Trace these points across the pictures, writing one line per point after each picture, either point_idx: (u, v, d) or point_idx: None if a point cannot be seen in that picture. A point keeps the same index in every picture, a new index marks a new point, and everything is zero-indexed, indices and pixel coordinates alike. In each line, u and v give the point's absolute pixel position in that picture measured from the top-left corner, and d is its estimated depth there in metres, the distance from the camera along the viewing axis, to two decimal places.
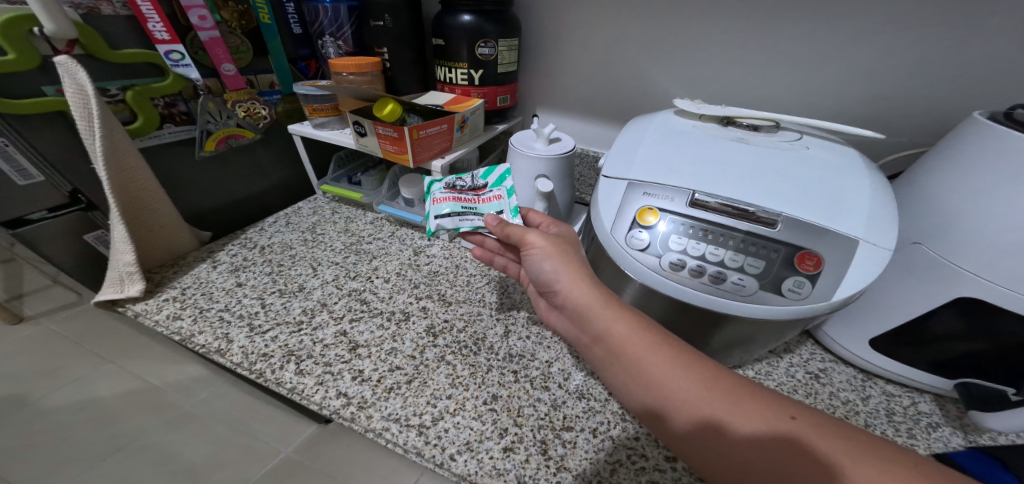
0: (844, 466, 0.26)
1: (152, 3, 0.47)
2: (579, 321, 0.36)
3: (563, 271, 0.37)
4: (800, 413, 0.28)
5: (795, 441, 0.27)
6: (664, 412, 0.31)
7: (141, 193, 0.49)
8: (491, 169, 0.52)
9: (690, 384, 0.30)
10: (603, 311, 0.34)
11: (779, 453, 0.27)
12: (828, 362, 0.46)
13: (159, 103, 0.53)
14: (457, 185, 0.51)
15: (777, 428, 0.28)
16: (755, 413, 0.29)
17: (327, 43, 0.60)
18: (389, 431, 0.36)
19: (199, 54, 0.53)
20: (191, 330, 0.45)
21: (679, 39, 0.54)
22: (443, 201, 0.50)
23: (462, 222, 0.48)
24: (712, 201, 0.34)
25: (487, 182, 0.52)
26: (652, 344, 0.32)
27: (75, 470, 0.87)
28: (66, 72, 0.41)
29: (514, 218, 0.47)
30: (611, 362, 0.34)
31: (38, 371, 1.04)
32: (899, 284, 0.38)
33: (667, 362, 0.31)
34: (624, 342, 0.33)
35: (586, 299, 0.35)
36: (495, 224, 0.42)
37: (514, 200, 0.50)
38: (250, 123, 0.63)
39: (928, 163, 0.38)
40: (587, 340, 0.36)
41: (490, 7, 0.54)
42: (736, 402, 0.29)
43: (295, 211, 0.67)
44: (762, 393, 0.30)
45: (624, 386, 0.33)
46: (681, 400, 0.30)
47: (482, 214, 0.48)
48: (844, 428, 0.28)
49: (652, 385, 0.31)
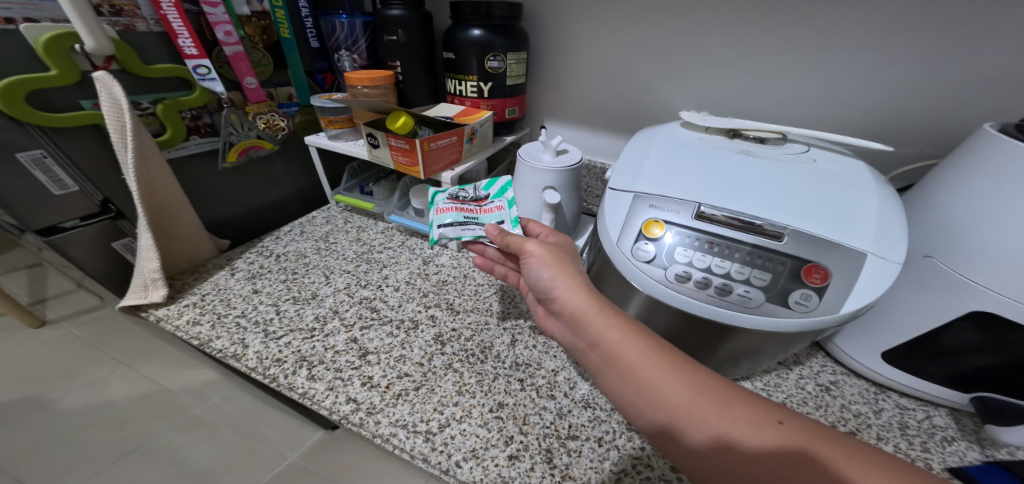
0: (832, 466, 0.26)
1: (182, 19, 0.50)
2: (575, 328, 0.36)
3: (560, 279, 0.37)
4: (788, 416, 0.28)
5: (782, 445, 0.27)
6: (657, 418, 0.30)
7: (169, 202, 0.52)
8: (492, 181, 0.54)
9: (682, 389, 0.30)
10: (598, 318, 0.34)
11: (767, 458, 0.27)
12: (839, 374, 0.45)
13: (186, 116, 0.55)
14: (460, 195, 0.53)
15: (767, 431, 0.28)
16: (743, 418, 0.28)
17: (343, 57, 0.63)
18: (397, 437, 0.37)
19: (223, 68, 0.56)
20: (209, 335, 0.47)
21: (684, 52, 0.55)
22: (446, 211, 0.50)
23: (464, 231, 0.48)
24: (719, 214, 0.34)
25: (488, 193, 0.53)
26: (644, 349, 0.32)
27: (88, 471, 0.89)
28: (104, 87, 0.44)
29: (514, 228, 0.48)
30: (604, 368, 0.33)
31: (57, 373, 1.08)
32: (910, 296, 0.38)
33: (659, 367, 0.31)
34: (619, 348, 0.32)
35: (582, 307, 0.35)
36: (496, 233, 0.43)
37: (514, 210, 0.50)
38: (270, 135, 0.65)
39: (940, 176, 0.37)
40: (582, 346, 0.35)
41: (499, 22, 0.55)
42: (726, 407, 0.29)
43: (309, 220, 0.69)
44: (750, 397, 0.30)
45: (617, 392, 0.33)
46: (673, 404, 0.30)
47: (484, 223, 0.49)
48: (831, 430, 0.28)
49: (644, 390, 0.31)
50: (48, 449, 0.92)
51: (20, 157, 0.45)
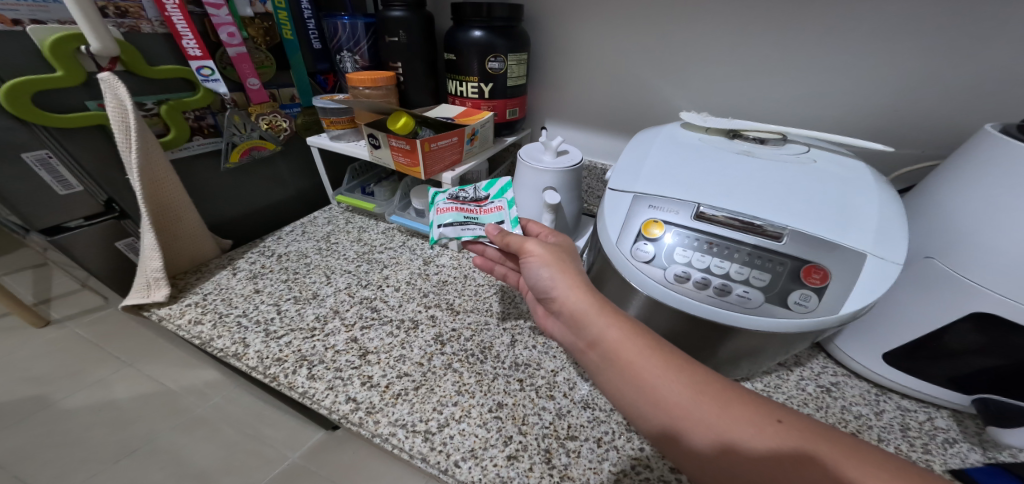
0: (831, 465, 0.26)
1: (186, 20, 0.50)
2: (575, 327, 0.36)
3: (560, 278, 0.37)
4: (787, 415, 0.28)
5: (782, 444, 0.27)
6: (657, 418, 0.30)
7: (172, 203, 0.52)
8: (492, 182, 0.54)
9: (681, 388, 0.30)
10: (597, 318, 0.34)
11: (767, 457, 0.27)
12: (840, 376, 0.45)
13: (190, 117, 0.56)
14: (460, 196, 0.53)
15: (766, 430, 0.28)
16: (743, 417, 0.28)
17: (345, 58, 0.64)
18: (396, 436, 0.37)
19: (227, 69, 0.57)
20: (210, 335, 0.47)
21: (685, 53, 0.55)
22: (446, 211, 0.51)
23: (464, 231, 0.48)
24: (719, 214, 0.34)
25: (488, 194, 0.53)
26: (643, 348, 0.32)
27: (90, 470, 0.89)
28: (109, 88, 0.44)
29: (514, 228, 0.48)
30: (604, 368, 0.33)
31: (60, 373, 1.08)
32: (911, 297, 0.38)
33: (658, 366, 0.31)
34: (618, 347, 0.32)
35: (581, 306, 0.35)
36: (496, 233, 0.43)
37: (514, 210, 0.50)
38: (272, 135, 0.66)
39: (942, 177, 0.37)
40: (581, 345, 0.35)
41: (500, 23, 0.55)
42: (726, 406, 0.29)
43: (311, 221, 0.69)
44: (749, 397, 0.30)
45: (616, 391, 0.33)
46: (672, 404, 0.30)
47: (484, 223, 0.49)
48: (829, 429, 0.28)
49: (643, 389, 0.31)
50: (51, 448, 0.93)
51: (25, 157, 0.46)
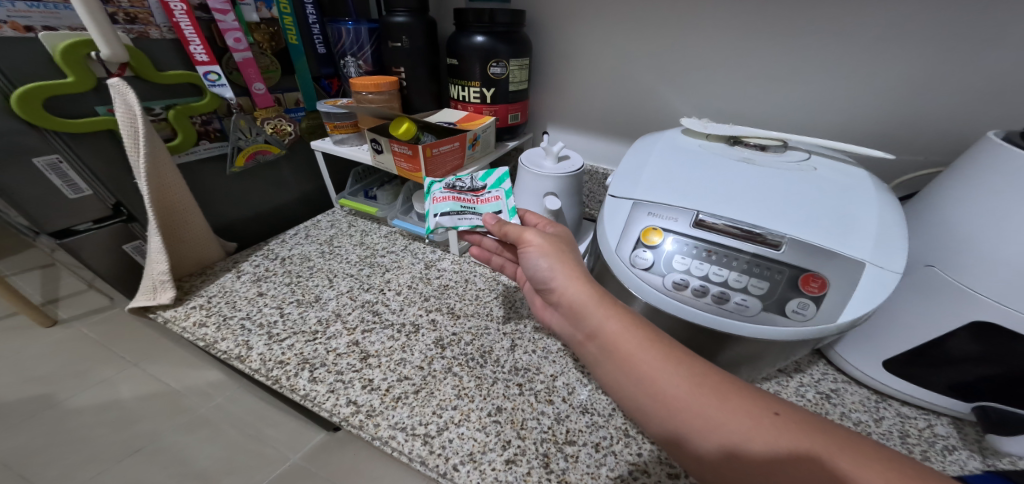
0: (826, 456, 0.26)
1: (194, 26, 0.51)
2: (574, 319, 0.36)
3: (559, 269, 0.37)
4: (786, 409, 0.28)
5: (780, 437, 0.27)
6: (655, 410, 0.30)
7: (178, 207, 0.53)
8: (489, 172, 0.54)
9: (680, 380, 0.30)
10: (596, 309, 0.34)
11: (765, 451, 0.27)
12: (840, 382, 0.45)
13: (197, 121, 0.57)
14: (456, 185, 0.53)
15: (764, 423, 0.27)
16: (741, 410, 0.28)
17: (348, 63, 0.64)
18: (396, 439, 0.37)
19: (233, 74, 0.57)
20: (214, 337, 0.47)
21: (686, 58, 0.55)
22: (444, 200, 0.50)
23: (462, 220, 0.49)
24: (718, 222, 0.34)
25: (486, 184, 0.53)
26: (642, 341, 0.32)
27: (94, 469, 0.90)
28: (118, 94, 0.45)
29: (512, 217, 0.48)
30: (603, 360, 0.33)
31: (67, 372, 1.10)
32: (912, 305, 0.37)
33: (658, 358, 0.31)
34: (617, 339, 0.32)
35: (581, 297, 0.35)
36: (493, 222, 0.43)
37: (511, 201, 0.51)
38: (277, 140, 0.66)
39: (943, 185, 0.37)
40: (581, 337, 0.36)
41: (501, 29, 0.56)
42: (724, 399, 0.29)
43: (314, 224, 0.70)
44: (748, 390, 0.30)
45: (615, 382, 0.33)
46: (671, 396, 0.30)
47: (481, 213, 0.49)
48: (825, 421, 0.28)
49: (642, 381, 0.31)
50: (56, 447, 0.94)
51: (36, 161, 0.47)
